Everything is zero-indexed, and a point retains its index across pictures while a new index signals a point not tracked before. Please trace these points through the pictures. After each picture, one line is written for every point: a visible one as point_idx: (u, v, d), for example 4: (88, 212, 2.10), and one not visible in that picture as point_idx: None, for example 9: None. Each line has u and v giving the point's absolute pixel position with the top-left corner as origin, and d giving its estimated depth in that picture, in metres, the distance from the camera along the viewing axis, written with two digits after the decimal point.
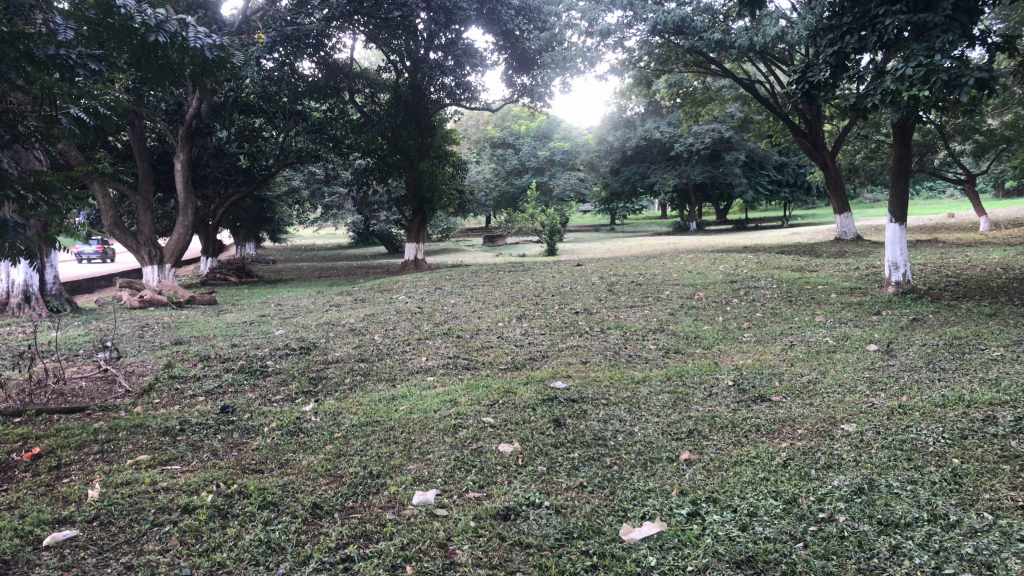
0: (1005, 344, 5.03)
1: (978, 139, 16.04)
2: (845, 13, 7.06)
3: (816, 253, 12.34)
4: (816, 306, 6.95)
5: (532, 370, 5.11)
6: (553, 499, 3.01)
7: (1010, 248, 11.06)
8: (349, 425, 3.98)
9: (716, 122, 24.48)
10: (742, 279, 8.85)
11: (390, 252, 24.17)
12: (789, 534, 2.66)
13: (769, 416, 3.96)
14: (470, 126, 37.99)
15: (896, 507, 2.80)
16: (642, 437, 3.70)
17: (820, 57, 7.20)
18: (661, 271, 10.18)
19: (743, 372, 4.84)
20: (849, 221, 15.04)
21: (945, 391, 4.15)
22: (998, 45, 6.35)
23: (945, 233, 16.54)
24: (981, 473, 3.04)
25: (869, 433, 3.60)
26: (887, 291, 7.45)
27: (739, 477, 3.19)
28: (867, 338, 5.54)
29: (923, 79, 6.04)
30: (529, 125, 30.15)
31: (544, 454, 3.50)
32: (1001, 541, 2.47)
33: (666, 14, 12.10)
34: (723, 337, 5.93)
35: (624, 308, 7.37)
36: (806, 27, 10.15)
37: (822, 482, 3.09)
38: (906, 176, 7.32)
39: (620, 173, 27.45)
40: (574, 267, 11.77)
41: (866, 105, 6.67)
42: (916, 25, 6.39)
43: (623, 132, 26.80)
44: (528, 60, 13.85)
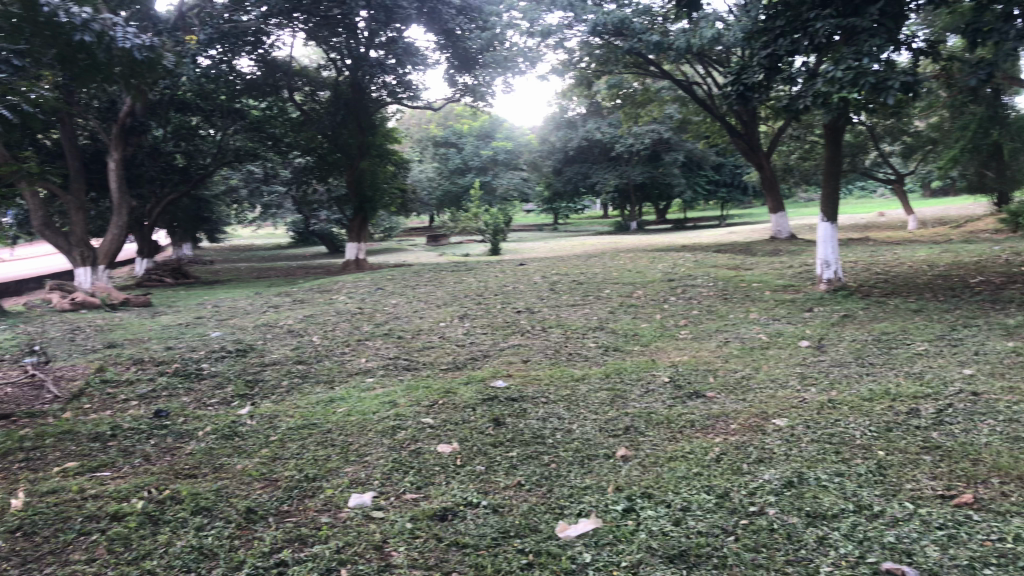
0: (929, 340, 5.20)
1: (907, 140, 16.54)
2: (777, 17, 7.18)
3: (752, 251, 12.61)
4: (751, 303, 7.08)
5: (473, 370, 5.10)
6: (490, 498, 3.02)
7: (937, 247, 11.40)
8: (286, 428, 3.94)
9: (656, 122, 24.78)
10: (680, 277, 8.97)
11: (331, 253, 23.91)
12: (721, 527, 2.72)
13: (704, 412, 4.03)
14: (412, 125, 37.58)
15: (823, 500, 2.89)
16: (580, 435, 3.73)
17: (755, 60, 7.34)
18: (602, 270, 10.25)
19: (680, 369, 4.91)
20: (784, 220, 15.34)
21: (872, 385, 4.28)
22: (923, 50, 6.54)
23: (876, 231, 16.98)
24: (904, 464, 3.18)
25: (799, 427, 3.69)
26: (819, 288, 7.62)
27: (674, 472, 3.24)
28: (799, 334, 5.67)
29: (852, 82, 6.18)
30: (472, 125, 28.79)
31: (483, 454, 3.51)
32: (919, 530, 2.60)
33: (606, 15, 12.22)
34: (661, 335, 6.00)
35: (565, 307, 7.40)
36: (741, 27, 10.28)
37: (754, 475, 3.16)
38: (839, 175, 7.48)
39: (563, 173, 27.54)
40: (517, 267, 11.79)
41: (798, 108, 6.78)
42: (846, 30, 6.54)
43: (565, 132, 27.00)
44: (470, 60, 13.64)
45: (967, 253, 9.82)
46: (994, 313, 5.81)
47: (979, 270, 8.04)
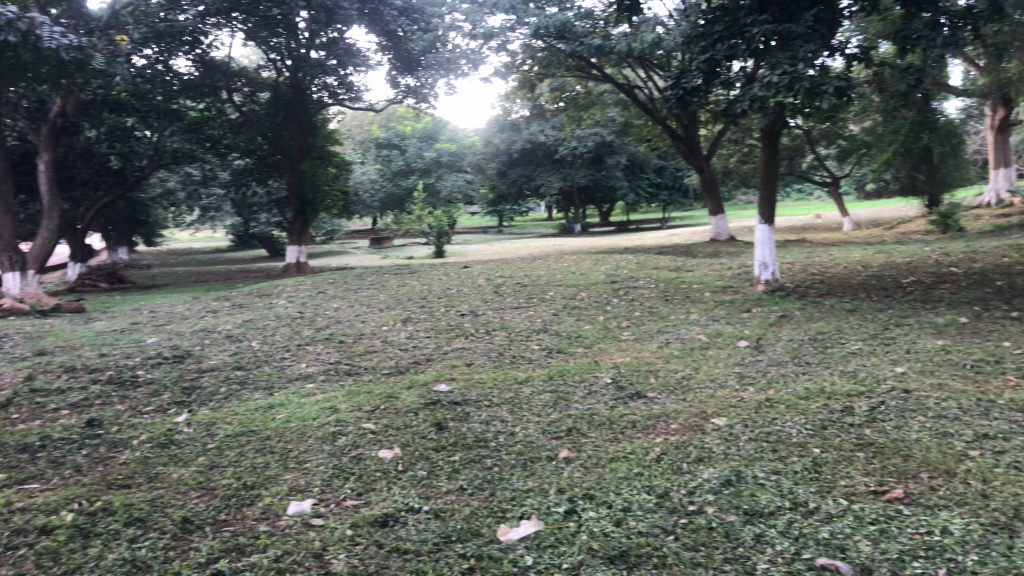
0: (863, 339, 5.33)
1: (841, 144, 16.96)
2: (714, 22, 7.29)
3: (693, 253, 12.79)
4: (692, 304, 7.18)
5: (416, 374, 5.07)
6: (432, 503, 3.01)
7: (870, 248, 11.73)
8: (224, 435, 3.87)
9: (599, 125, 25.01)
10: (623, 279, 9.06)
11: (272, 256, 23.57)
12: (660, 527, 2.75)
13: (645, 412, 4.07)
14: (354, 127, 37.16)
15: (760, 497, 2.94)
16: (523, 437, 3.74)
17: (694, 64, 7.45)
18: (546, 272, 10.29)
19: (622, 370, 4.95)
20: (724, 223, 15.60)
21: (808, 383, 4.38)
22: (856, 56, 6.70)
23: (813, 233, 17.38)
24: (838, 461, 3.25)
25: (737, 426, 3.75)
26: (757, 289, 7.76)
27: (615, 473, 3.27)
28: (738, 334, 5.77)
29: (788, 86, 6.31)
30: (415, 126, 28.20)
31: (425, 459, 3.49)
32: (853, 526, 2.67)
33: (547, 18, 12.28)
34: (604, 336, 6.06)
35: (509, 309, 7.42)
36: (680, 31, 10.43)
37: (693, 475, 3.20)
38: (775, 178, 7.62)
39: (507, 176, 27.60)
40: (460, 269, 11.78)
41: (735, 112, 6.89)
42: (782, 36, 6.67)
43: (509, 134, 27.05)
44: (412, 61, 13.58)
45: (899, 254, 10.09)
46: (924, 312, 5.98)
47: (910, 270, 8.28)
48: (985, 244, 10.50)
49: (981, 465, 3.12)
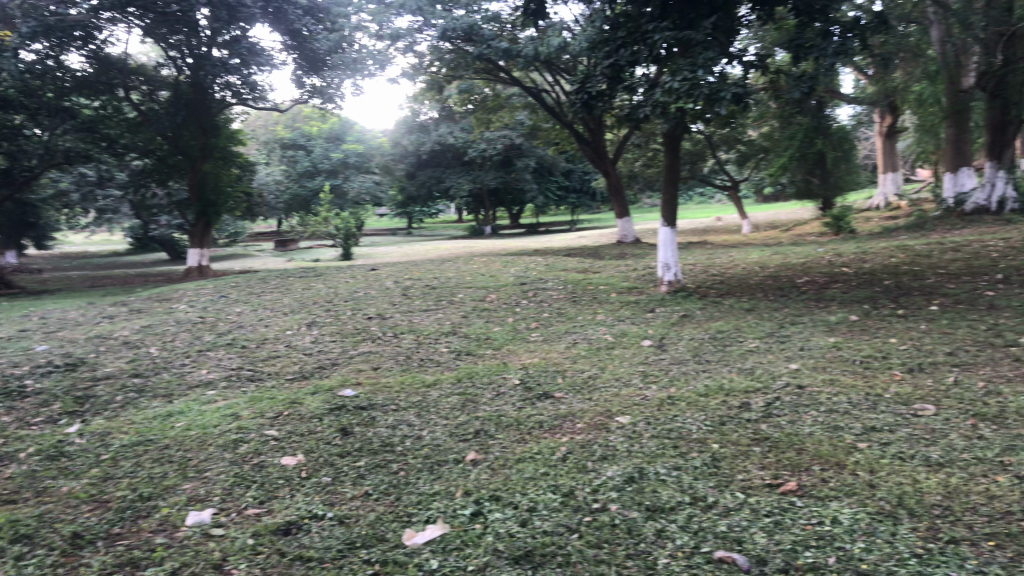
0: (759, 337, 5.52)
1: (741, 149, 17.52)
2: (618, 28, 7.43)
3: (600, 255, 12.98)
4: (598, 305, 7.29)
5: (321, 379, 4.99)
6: (336, 510, 2.97)
7: (769, 249, 12.15)
8: (118, 445, 3.74)
9: (508, 128, 25.18)
10: (531, 281, 9.13)
11: (172, 260, 22.84)
12: (565, 525, 2.79)
13: (552, 412, 4.11)
14: (258, 127, 36.30)
15: (661, 494, 3.01)
16: (430, 441, 3.73)
17: (598, 69, 7.55)
18: (455, 275, 10.29)
19: (530, 371, 4.99)
20: (630, 225, 15.90)
21: (708, 381, 4.51)
22: (753, 63, 6.92)
23: (714, 235, 17.87)
24: (736, 456, 3.36)
25: (640, 424, 3.83)
26: (660, 290, 7.94)
27: (521, 473, 3.29)
28: (642, 334, 5.88)
29: (688, 92, 6.47)
30: (321, 126, 26.64)
31: (329, 465, 3.44)
32: (749, 518, 2.76)
33: (455, 20, 12.28)
34: (512, 337, 6.09)
35: (418, 312, 7.38)
36: (586, 36, 10.61)
37: (597, 473, 3.25)
38: (677, 182, 7.81)
39: (415, 177, 27.45)
40: (368, 272, 11.67)
41: (639, 116, 7.03)
42: (682, 43, 6.85)
43: (418, 136, 26.92)
44: (318, 61, 13.38)
45: (794, 255, 10.48)
46: (817, 310, 6.24)
47: (804, 271, 8.62)
48: (873, 246, 11.01)
49: (868, 456, 3.27)
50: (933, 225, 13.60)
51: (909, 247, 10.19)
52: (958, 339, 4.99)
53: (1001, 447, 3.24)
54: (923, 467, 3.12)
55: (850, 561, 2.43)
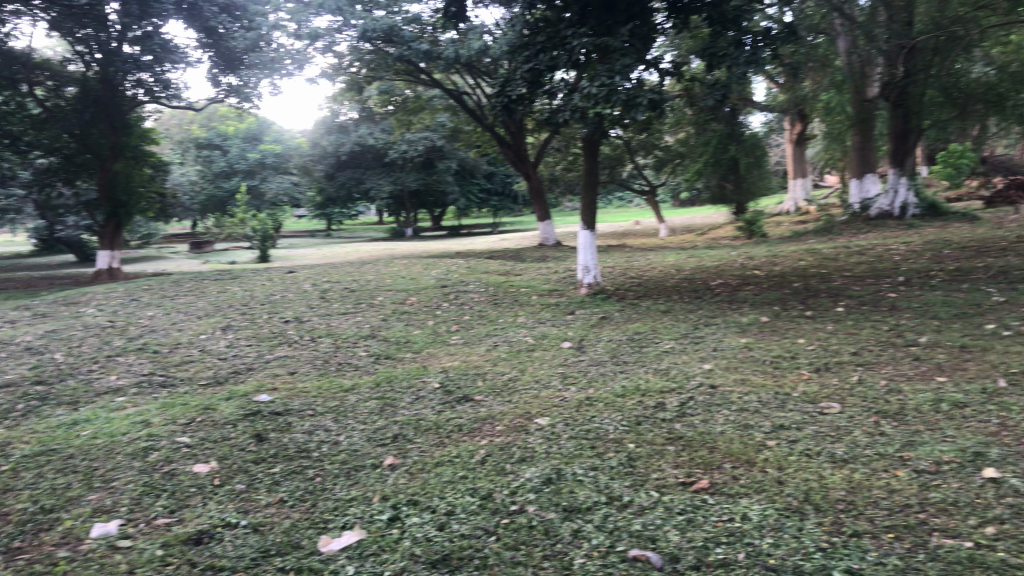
0: (675, 338, 5.63)
1: (658, 154, 17.86)
2: (538, 32, 7.50)
3: (521, 257, 13.05)
4: (519, 307, 7.33)
5: (236, 384, 4.89)
6: (250, 518, 2.92)
7: (685, 252, 12.41)
8: (18, 456, 3.59)
9: (429, 130, 25.20)
10: (452, 283, 9.12)
11: (80, 262, 21.99)
12: (483, 528, 2.80)
13: (471, 415, 4.12)
14: (172, 126, 35.31)
15: (579, 494, 3.05)
16: (347, 446, 3.69)
17: (518, 73, 7.58)
18: (375, 277, 10.21)
19: (450, 374, 4.99)
20: (551, 228, 16.03)
21: (625, 382, 4.58)
22: (669, 70, 7.07)
23: (633, 238, 18.16)
24: (651, 455, 3.42)
25: (559, 425, 3.87)
26: (580, 292, 8.03)
27: (440, 477, 3.29)
28: (562, 336, 5.94)
29: (606, 98, 6.56)
30: (237, 125, 25.97)
31: (243, 472, 3.38)
32: (663, 517, 2.82)
33: (375, 21, 12.20)
34: (433, 340, 6.08)
35: (336, 315, 7.29)
36: (506, 39, 10.70)
37: (515, 475, 3.27)
38: (596, 186, 7.91)
39: (335, 179, 27.14)
40: (286, 274, 11.48)
41: (559, 121, 7.11)
42: (601, 49, 6.95)
43: (336, 136, 26.76)
44: (234, 59, 13.10)
45: (709, 258, 10.75)
46: (731, 312, 6.40)
47: (718, 273, 8.85)
48: (784, 250, 11.35)
49: (777, 453, 3.38)
50: (840, 229, 14.13)
51: (817, 250, 10.55)
52: (862, 339, 5.19)
53: (901, 443, 3.39)
54: (828, 463, 3.23)
55: (758, 556, 2.51)
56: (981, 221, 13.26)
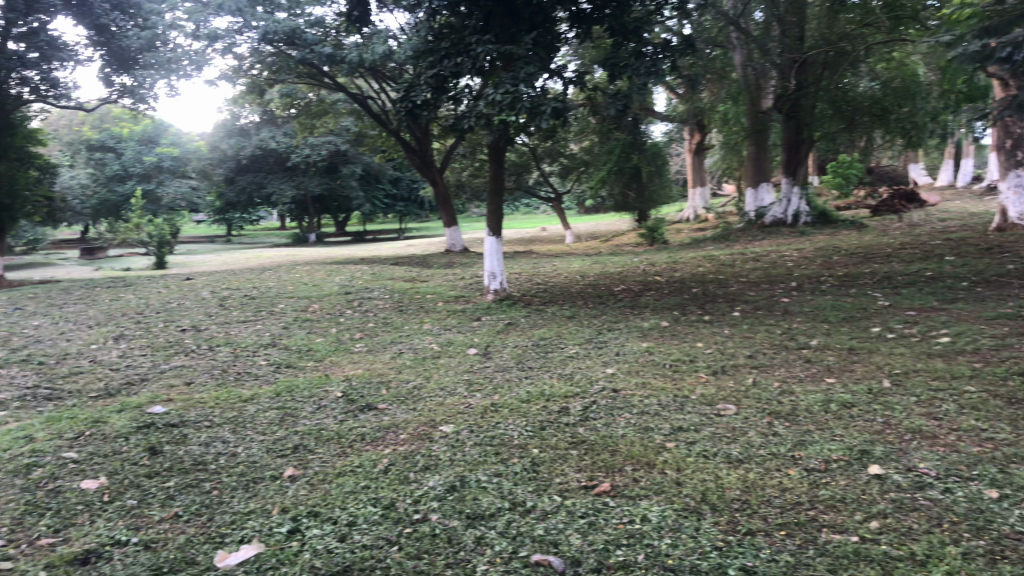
0: (579, 343, 5.71)
1: (563, 162, 18.09)
2: (442, 38, 7.49)
3: (426, 264, 13.01)
4: (424, 314, 7.30)
5: (128, 396, 4.70)
6: (142, 535, 2.81)
7: (590, 258, 12.59)
8: None
9: (332, 135, 24.86)
10: (357, 290, 9.01)
11: None
12: (385, 538, 2.76)
13: (374, 424, 4.07)
14: (61, 126, 33.79)
15: (482, 501, 3.05)
16: (246, 458, 3.60)
17: (422, 79, 7.54)
18: (277, 284, 10.00)
19: (353, 383, 4.91)
20: (457, 234, 16.03)
21: (529, 388, 4.60)
22: (573, 79, 7.16)
23: (539, 245, 18.32)
24: (554, 460, 3.45)
25: (463, 432, 3.87)
26: (486, 299, 8.05)
27: (341, 488, 3.24)
28: (467, 342, 5.94)
29: (510, 105, 6.59)
30: (132, 128, 25.20)
31: (135, 487, 3.25)
32: (565, 521, 2.85)
33: (276, 23, 11.97)
34: (336, 348, 5.99)
35: (236, 323, 7.11)
36: (410, 45, 10.65)
37: (419, 483, 3.25)
38: (502, 192, 7.95)
39: (236, 183, 26.48)
40: (183, 281, 11.13)
41: (464, 127, 7.11)
42: (504, 57, 6.99)
43: (237, 140, 25.85)
44: (127, 59, 12.67)
45: (613, 264, 10.94)
46: (634, 317, 6.52)
47: (621, 279, 9.01)
48: (684, 256, 11.65)
49: (676, 455, 3.45)
50: (738, 236, 14.59)
51: (716, 257, 10.85)
52: (758, 343, 5.36)
53: (793, 443, 3.52)
54: (725, 464, 3.33)
55: (657, 556, 2.56)
56: (867, 228, 13.90)
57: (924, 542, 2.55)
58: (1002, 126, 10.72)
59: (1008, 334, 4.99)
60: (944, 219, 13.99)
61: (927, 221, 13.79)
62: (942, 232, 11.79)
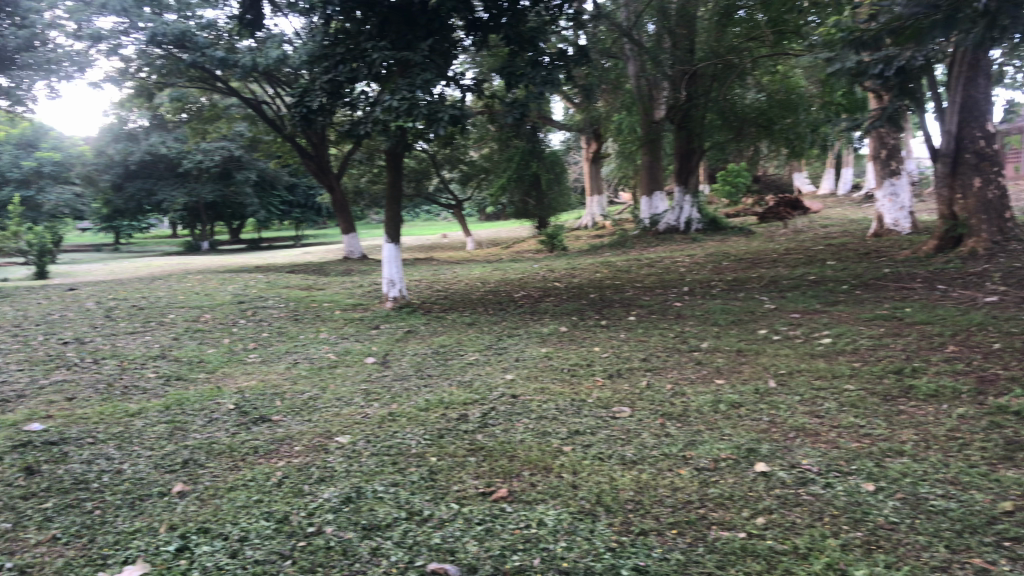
0: (479, 350, 5.72)
1: (463, 169, 18.12)
2: (336, 44, 7.40)
3: (323, 272, 12.81)
4: (321, 323, 7.19)
5: (3, 413, 4.45)
6: (17, 559, 2.67)
7: (490, 265, 12.63)
8: None
9: (225, 140, 24.22)
10: (251, 299, 8.80)
11: None
12: (278, 553, 2.71)
13: (268, 436, 3.98)
14: None
15: (378, 511, 3.02)
16: (132, 474, 3.47)
17: (316, 84, 7.41)
18: (166, 294, 9.66)
19: (246, 395, 4.79)
20: (356, 241, 15.88)
21: (428, 396, 4.59)
22: (471, 87, 7.18)
23: (440, 252, 18.31)
24: (452, 467, 3.45)
25: (360, 443, 3.82)
26: (385, 307, 7.99)
27: (233, 502, 3.15)
28: (365, 351, 5.89)
29: (407, 112, 6.55)
30: (9, 130, 22.86)
31: (9, 509, 3.09)
32: (463, 528, 2.85)
33: (165, 25, 11.61)
34: (228, 359, 5.83)
35: (123, 335, 6.84)
36: (306, 49, 10.49)
37: (314, 496, 3.19)
38: (399, 199, 7.92)
39: (123, 189, 25.39)
40: (66, 292, 10.61)
41: (360, 133, 7.03)
42: (401, 63, 6.96)
43: (124, 145, 24.84)
44: (3, 58, 12.02)
45: (512, 271, 11.01)
46: (533, 323, 6.60)
47: (521, 286, 9.09)
48: (581, 262, 11.83)
49: (572, 458, 3.51)
50: (633, 243, 14.93)
51: (612, 263, 11.06)
52: (652, 346, 5.50)
53: (684, 443, 3.61)
54: (619, 465, 3.39)
55: (552, 560, 2.59)
56: (756, 235, 14.46)
57: (806, 535, 2.66)
58: (877, 137, 11.14)
59: (883, 334, 5.28)
60: (827, 226, 14.66)
61: (811, 228, 14.43)
62: (825, 238, 12.35)
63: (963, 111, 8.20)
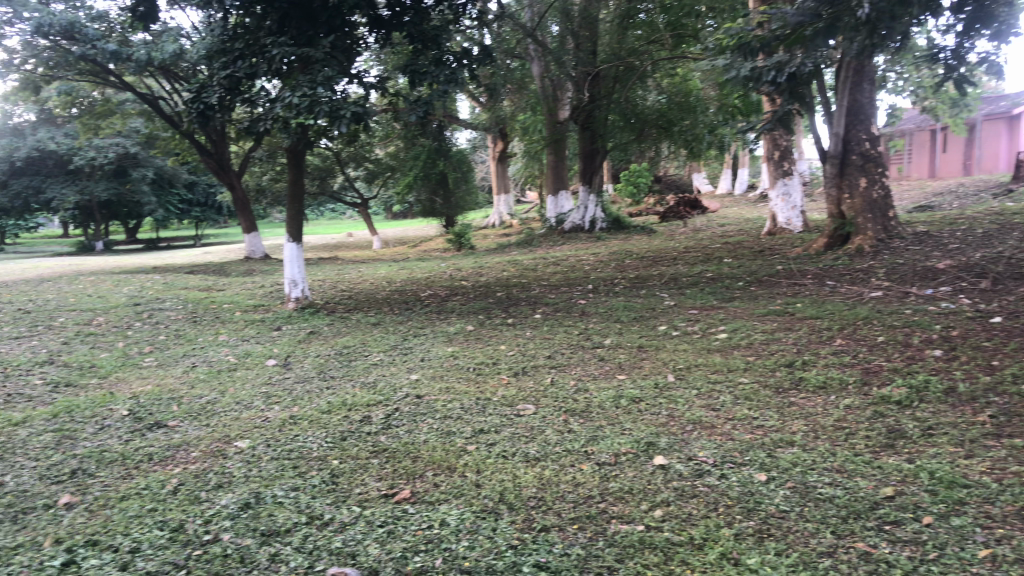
0: (383, 350, 5.69)
1: (369, 167, 17.94)
2: (235, 39, 7.23)
3: (224, 272, 12.49)
4: (220, 325, 7.01)
5: None
6: None
7: (397, 263, 12.54)
8: None
9: (120, 137, 23.34)
10: (147, 301, 8.50)
11: None
12: (172, 563, 2.64)
13: (164, 442, 3.87)
14: None
15: (277, 517, 2.97)
16: (15, 486, 3.32)
17: (214, 79, 7.21)
18: (55, 296, 9.24)
19: (140, 400, 4.64)
20: (258, 240, 15.54)
21: (330, 398, 4.53)
22: (374, 84, 7.12)
23: (346, 251, 18.09)
24: (354, 470, 3.43)
25: (260, 447, 3.75)
26: (287, 307, 7.84)
27: (126, 512, 3.05)
28: (266, 353, 5.77)
29: (308, 108, 6.43)
30: None
31: None
32: (363, 531, 2.83)
33: (51, 15, 11.12)
34: (122, 364, 5.63)
35: (7, 340, 6.52)
36: (203, 44, 10.21)
37: (211, 503, 3.12)
38: (301, 197, 7.78)
39: (8, 186, 23.76)
40: None
41: (260, 130, 6.88)
42: (302, 59, 6.85)
43: (9, 140, 23.31)
44: None
45: (418, 270, 10.96)
46: (439, 322, 6.59)
47: (427, 284, 9.06)
48: (489, 261, 11.88)
49: (476, 457, 3.52)
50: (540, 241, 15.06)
51: (519, 262, 11.13)
52: (556, 344, 5.57)
53: (586, 438, 3.67)
54: (522, 462, 3.43)
55: (453, 560, 2.60)
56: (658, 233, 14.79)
57: (701, 526, 2.75)
58: (770, 139, 11.56)
59: (776, 329, 5.47)
60: (725, 224, 15.09)
61: (710, 226, 14.84)
62: (723, 236, 12.72)
63: (850, 115, 8.68)
